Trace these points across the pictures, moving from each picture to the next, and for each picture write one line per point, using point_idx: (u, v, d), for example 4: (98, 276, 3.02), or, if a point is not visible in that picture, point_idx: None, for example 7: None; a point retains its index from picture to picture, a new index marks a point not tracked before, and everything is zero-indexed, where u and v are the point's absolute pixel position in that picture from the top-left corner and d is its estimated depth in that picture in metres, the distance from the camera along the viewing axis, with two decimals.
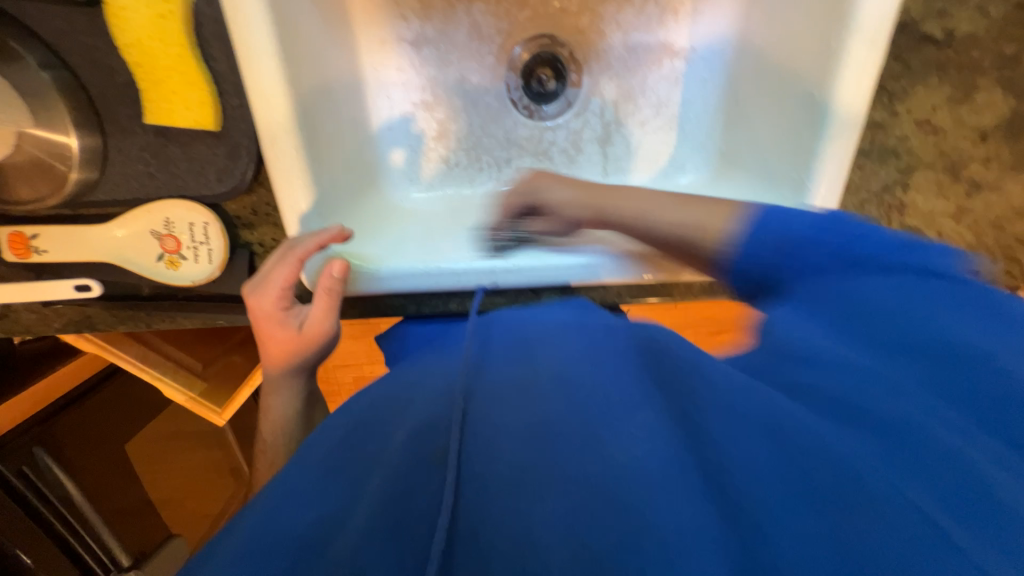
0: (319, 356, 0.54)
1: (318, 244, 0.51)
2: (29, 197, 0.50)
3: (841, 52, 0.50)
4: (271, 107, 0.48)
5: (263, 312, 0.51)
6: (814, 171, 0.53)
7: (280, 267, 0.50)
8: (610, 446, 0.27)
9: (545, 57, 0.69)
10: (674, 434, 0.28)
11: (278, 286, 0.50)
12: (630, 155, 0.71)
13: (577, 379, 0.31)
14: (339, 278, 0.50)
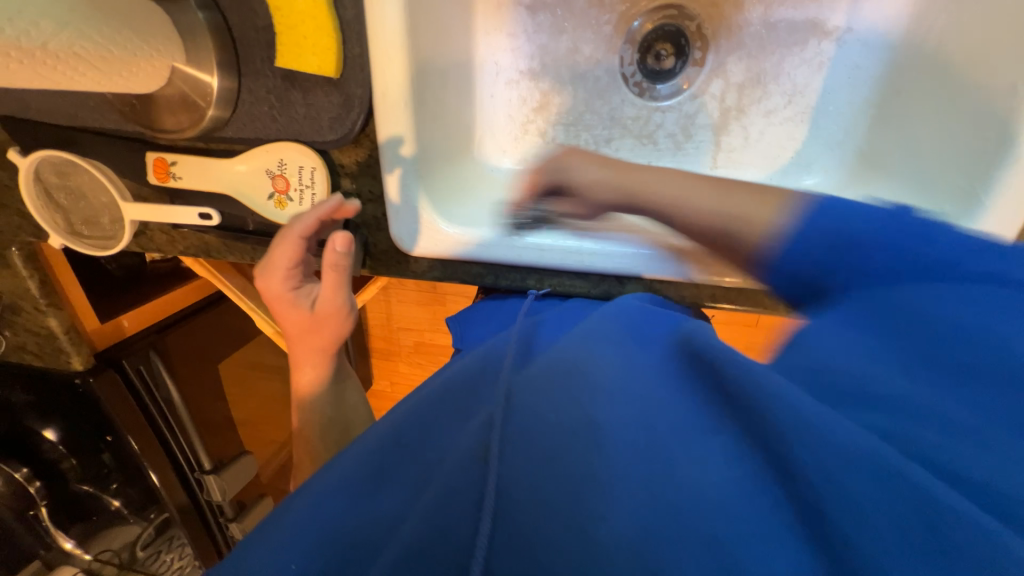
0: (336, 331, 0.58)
1: (318, 217, 0.53)
2: (172, 127, 0.55)
3: None
4: (388, 57, 0.49)
5: (275, 294, 0.56)
6: (993, 186, 0.45)
7: (282, 249, 0.54)
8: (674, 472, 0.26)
9: (667, 32, 0.63)
10: (721, 454, 0.26)
11: (284, 267, 0.54)
12: (747, 147, 0.63)
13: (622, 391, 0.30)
14: (341, 252, 0.52)
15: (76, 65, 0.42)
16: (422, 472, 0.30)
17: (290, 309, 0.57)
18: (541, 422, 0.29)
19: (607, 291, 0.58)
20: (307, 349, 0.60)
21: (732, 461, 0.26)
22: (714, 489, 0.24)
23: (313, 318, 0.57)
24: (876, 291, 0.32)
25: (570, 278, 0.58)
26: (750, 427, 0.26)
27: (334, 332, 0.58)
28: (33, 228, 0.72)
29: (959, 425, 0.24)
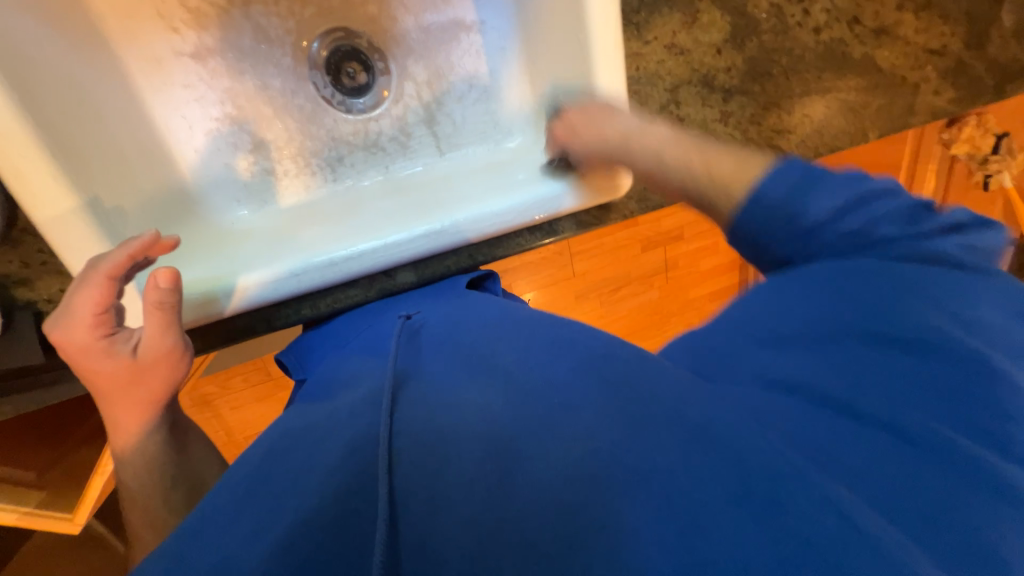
0: (173, 377, 0.52)
1: (127, 254, 0.48)
2: None
3: (585, 26, 0.56)
4: (9, 135, 0.46)
5: (77, 345, 0.48)
6: None
7: (84, 291, 0.47)
8: (613, 491, 0.30)
9: (346, 52, 0.69)
10: (723, 463, 0.31)
11: (89, 312, 0.48)
12: (459, 130, 0.73)
13: (668, 420, 0.34)
14: (167, 288, 0.48)
15: None
16: (319, 491, 0.30)
17: (101, 361, 0.49)
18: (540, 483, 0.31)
19: (381, 288, 0.63)
20: (128, 406, 0.50)
21: (725, 469, 0.31)
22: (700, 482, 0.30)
23: (135, 367, 0.49)
24: (853, 267, 0.40)
25: (344, 290, 0.61)
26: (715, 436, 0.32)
27: (162, 381, 0.51)
28: None
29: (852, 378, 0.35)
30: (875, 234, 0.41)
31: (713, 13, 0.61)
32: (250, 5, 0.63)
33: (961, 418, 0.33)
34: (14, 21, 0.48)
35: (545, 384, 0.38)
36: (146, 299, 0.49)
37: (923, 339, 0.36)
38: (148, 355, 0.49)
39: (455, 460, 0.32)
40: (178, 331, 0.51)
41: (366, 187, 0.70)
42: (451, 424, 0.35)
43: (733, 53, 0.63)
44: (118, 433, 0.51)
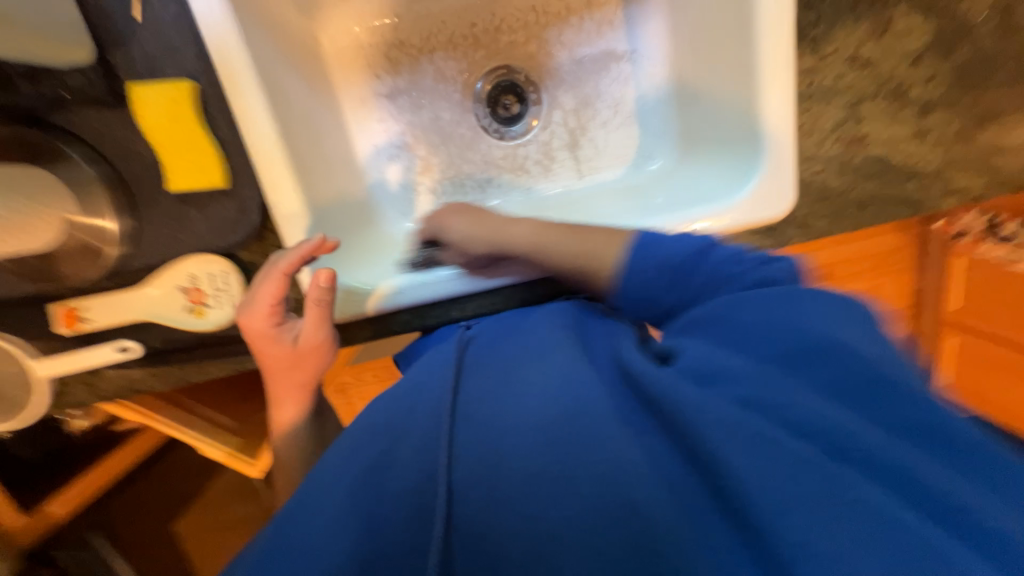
0: (317, 365, 0.60)
1: (300, 255, 0.55)
2: (72, 274, 0.57)
3: (754, 28, 0.54)
4: (270, 158, 0.55)
5: (258, 330, 0.57)
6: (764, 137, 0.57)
7: (268, 285, 0.56)
8: (654, 483, 0.31)
9: (505, 86, 0.76)
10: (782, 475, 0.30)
11: (268, 303, 0.56)
12: (600, 155, 0.75)
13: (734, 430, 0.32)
14: (326, 288, 0.56)
15: None
16: (407, 489, 0.34)
17: (272, 345, 0.57)
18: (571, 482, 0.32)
19: (521, 299, 0.65)
20: (286, 385, 0.60)
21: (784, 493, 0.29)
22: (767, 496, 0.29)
23: (296, 351, 0.58)
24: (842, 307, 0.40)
25: (487, 298, 0.65)
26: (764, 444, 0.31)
27: (313, 367, 0.60)
28: None
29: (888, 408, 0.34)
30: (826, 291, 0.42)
31: (911, 19, 0.54)
32: (435, 52, 0.74)
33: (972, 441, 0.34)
34: (282, 70, 0.59)
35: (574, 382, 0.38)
36: (309, 295, 0.57)
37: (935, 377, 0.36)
38: (307, 343, 0.58)
39: (506, 451, 0.35)
40: (328, 326, 0.58)
41: (512, 206, 0.76)
42: (499, 425, 0.36)
43: (934, 62, 0.55)
44: (278, 406, 0.62)
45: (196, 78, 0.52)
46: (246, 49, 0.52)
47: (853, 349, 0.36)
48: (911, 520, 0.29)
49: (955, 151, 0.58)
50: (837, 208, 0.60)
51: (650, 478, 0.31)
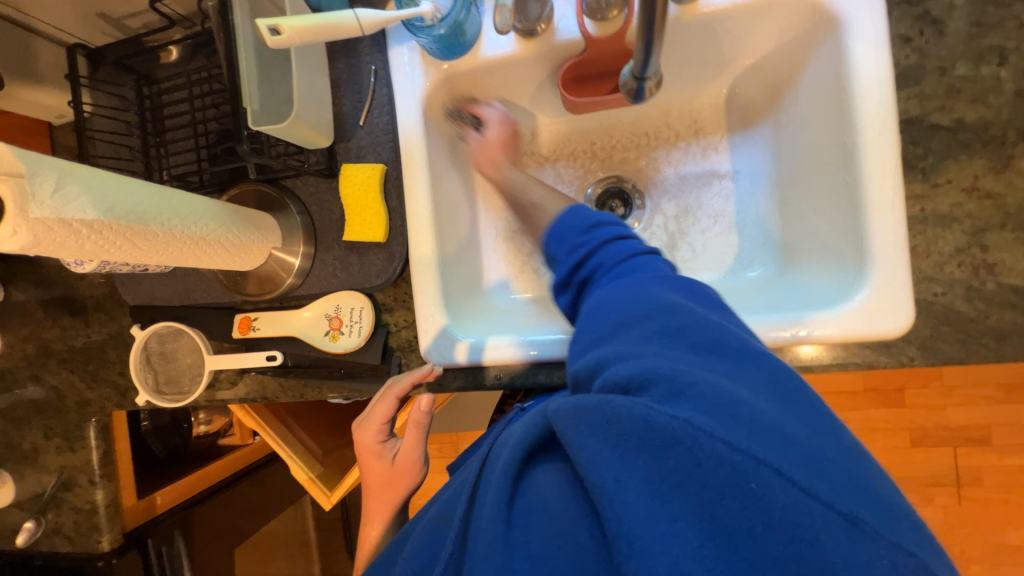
0: (411, 484, 0.70)
1: (412, 381, 0.66)
2: (258, 292, 0.75)
3: (858, 147, 0.58)
4: (421, 222, 0.69)
5: (367, 445, 0.70)
6: (871, 249, 0.57)
7: (381, 405, 0.68)
8: (550, 506, 0.39)
9: (614, 191, 0.84)
10: (647, 470, 0.34)
11: (379, 421, 0.69)
12: (698, 257, 0.79)
13: (602, 429, 0.36)
14: (426, 413, 0.65)
15: (220, 249, 0.61)
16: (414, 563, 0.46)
17: (375, 459, 0.70)
18: (539, 504, 0.39)
19: None
20: (380, 502, 0.70)
21: (664, 486, 0.33)
22: (652, 505, 0.33)
23: (392, 471, 0.69)
24: (626, 275, 0.49)
25: None
26: (642, 432, 0.34)
27: (403, 487, 0.70)
28: (118, 395, 0.87)
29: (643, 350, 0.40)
30: (616, 267, 0.50)
31: None
32: (557, 161, 0.87)
33: (741, 356, 0.39)
34: (443, 163, 0.75)
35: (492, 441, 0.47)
36: (413, 418, 0.67)
37: (721, 327, 0.41)
38: (401, 464, 0.69)
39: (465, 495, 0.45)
40: (422, 448, 0.70)
41: None
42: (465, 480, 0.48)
43: None
44: (368, 526, 0.70)
45: (387, 164, 0.71)
46: (424, 147, 0.70)
47: (676, 324, 0.42)
48: (791, 505, 0.31)
49: None
50: (966, 336, 0.56)
51: (566, 520, 0.38)
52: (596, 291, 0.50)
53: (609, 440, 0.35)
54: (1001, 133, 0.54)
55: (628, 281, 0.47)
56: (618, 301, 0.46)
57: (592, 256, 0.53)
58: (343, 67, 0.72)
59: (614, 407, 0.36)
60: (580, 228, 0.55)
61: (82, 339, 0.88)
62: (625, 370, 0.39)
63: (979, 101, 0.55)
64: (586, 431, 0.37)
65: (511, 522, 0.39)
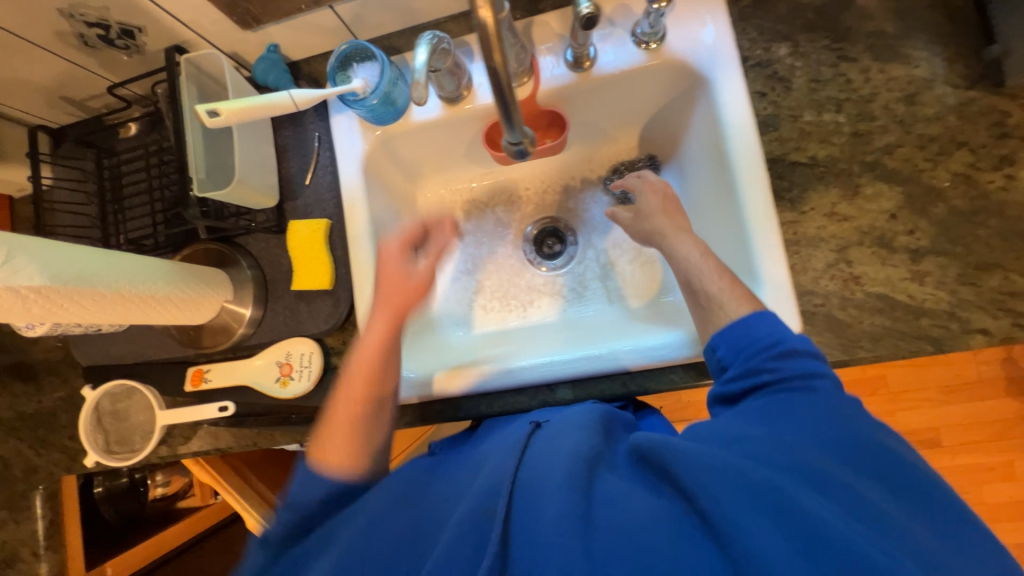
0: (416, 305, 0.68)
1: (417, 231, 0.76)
2: (212, 344, 0.78)
3: (736, 185, 0.67)
4: (365, 269, 0.75)
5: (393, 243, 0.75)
6: (758, 271, 0.65)
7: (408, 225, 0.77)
8: (653, 540, 0.41)
9: (549, 229, 0.93)
10: (796, 542, 0.37)
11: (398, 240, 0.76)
12: (626, 286, 0.87)
13: (749, 490, 0.40)
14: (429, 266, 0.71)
15: (170, 305, 0.65)
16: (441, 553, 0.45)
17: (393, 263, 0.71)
18: (624, 517, 0.42)
19: (544, 400, 0.73)
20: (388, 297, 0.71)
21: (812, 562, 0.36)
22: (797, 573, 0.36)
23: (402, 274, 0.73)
24: (813, 390, 0.47)
25: (514, 395, 0.73)
26: (777, 495, 0.40)
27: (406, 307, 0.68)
28: (67, 459, 0.87)
29: (812, 448, 0.44)
30: (811, 375, 0.48)
31: (877, 185, 0.64)
32: (497, 207, 0.95)
33: (894, 481, 0.43)
34: (386, 215, 0.82)
35: (558, 444, 0.50)
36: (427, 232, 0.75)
37: (884, 447, 0.44)
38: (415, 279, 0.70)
39: (524, 487, 0.47)
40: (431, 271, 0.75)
41: (549, 325, 0.87)
42: (527, 473, 0.48)
43: (911, 217, 0.63)
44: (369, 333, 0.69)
45: (332, 218, 0.78)
46: (366, 201, 0.77)
47: (855, 444, 0.44)
48: None
49: (963, 294, 0.61)
50: (847, 339, 0.63)
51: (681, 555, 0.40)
52: (780, 398, 0.47)
53: (757, 503, 0.39)
54: (847, 167, 0.65)
55: (803, 407, 0.46)
56: (803, 412, 0.46)
57: (796, 364, 0.49)
58: (291, 135, 0.80)
59: (772, 482, 0.40)
60: (767, 351, 0.50)
61: (33, 405, 0.88)
62: (791, 456, 0.43)
63: (826, 142, 0.65)
64: (742, 478, 0.41)
65: (601, 537, 0.41)
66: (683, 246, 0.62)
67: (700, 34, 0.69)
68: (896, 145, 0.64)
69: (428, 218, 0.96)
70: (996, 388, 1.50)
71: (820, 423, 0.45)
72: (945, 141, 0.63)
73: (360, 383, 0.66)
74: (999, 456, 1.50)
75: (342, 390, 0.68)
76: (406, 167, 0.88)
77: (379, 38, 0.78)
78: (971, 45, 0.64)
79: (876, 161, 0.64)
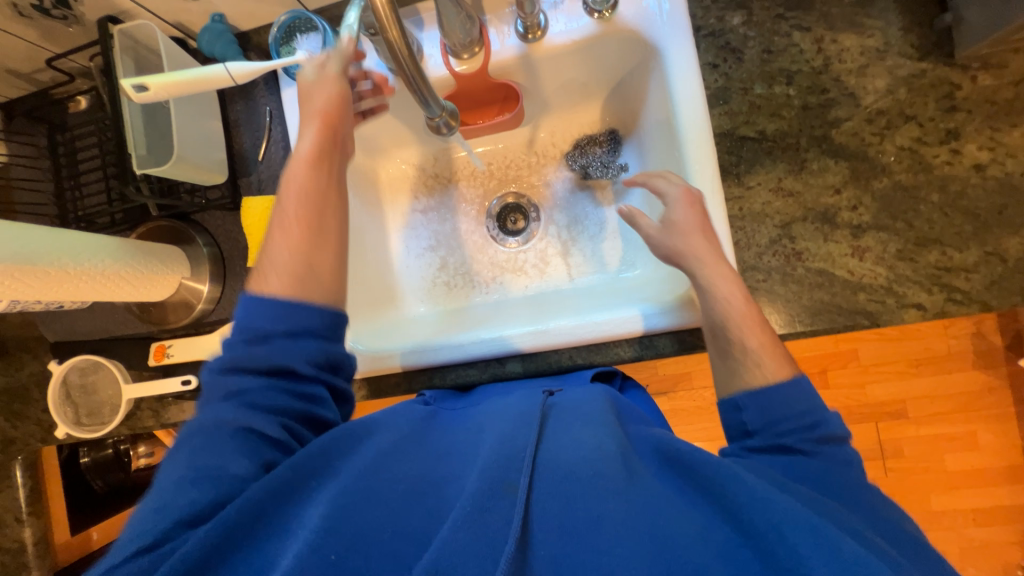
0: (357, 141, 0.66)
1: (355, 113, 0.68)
2: (173, 320, 0.79)
3: (683, 159, 0.66)
4: None
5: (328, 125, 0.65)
6: None
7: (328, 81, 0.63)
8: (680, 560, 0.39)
9: (512, 205, 0.92)
10: None
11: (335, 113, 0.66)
12: (586, 261, 0.88)
13: (809, 528, 0.39)
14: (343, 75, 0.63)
15: (121, 282, 0.66)
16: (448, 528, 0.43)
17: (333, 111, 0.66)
18: (650, 516, 0.42)
19: (496, 373, 0.75)
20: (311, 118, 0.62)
21: None
22: None
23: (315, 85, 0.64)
24: (845, 464, 0.48)
25: (467, 369, 0.75)
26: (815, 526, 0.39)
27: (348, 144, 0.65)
28: (42, 431, 0.89)
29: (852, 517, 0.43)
30: (843, 442, 0.49)
31: (824, 160, 0.64)
32: (460, 183, 0.94)
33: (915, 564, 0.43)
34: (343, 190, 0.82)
35: (588, 440, 0.48)
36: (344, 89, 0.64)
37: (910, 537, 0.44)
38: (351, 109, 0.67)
39: (548, 469, 0.45)
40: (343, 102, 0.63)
41: (510, 300, 0.88)
42: (556, 456, 0.46)
43: (856, 192, 0.63)
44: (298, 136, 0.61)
45: None
46: None
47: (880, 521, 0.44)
48: None
49: (901, 269, 0.62)
50: (787, 314, 0.64)
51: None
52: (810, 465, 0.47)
53: (811, 542, 0.38)
54: (795, 141, 0.64)
55: (834, 478, 0.47)
56: (833, 483, 0.46)
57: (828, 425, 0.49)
58: (242, 109, 0.79)
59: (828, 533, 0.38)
60: (804, 430, 0.49)
61: (5, 379, 0.90)
62: (834, 517, 0.42)
63: (775, 115, 0.65)
64: (799, 516, 0.39)
65: (630, 548, 0.40)
66: (723, 281, 0.57)
67: (651, 2, 0.67)
68: (845, 119, 0.63)
69: (391, 195, 0.95)
70: (963, 361, 1.53)
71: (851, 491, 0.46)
72: (893, 114, 0.62)
73: (296, 200, 0.59)
74: (963, 426, 1.55)
75: (275, 215, 0.60)
76: (365, 142, 0.87)
77: (328, 7, 0.76)
78: (926, 13, 0.62)
79: (824, 135, 0.64)
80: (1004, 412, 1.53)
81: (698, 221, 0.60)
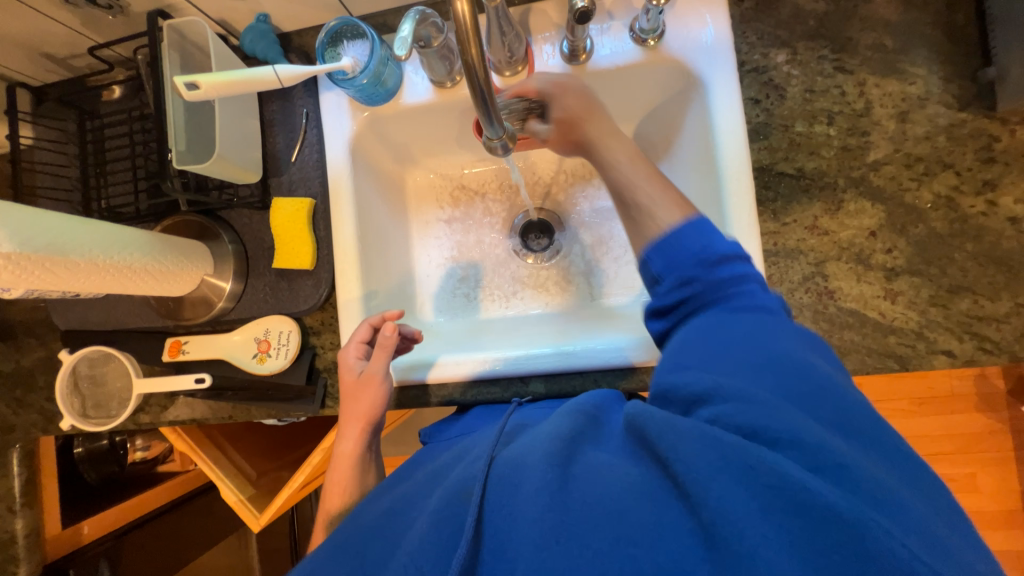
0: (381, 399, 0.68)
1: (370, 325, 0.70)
2: (190, 316, 0.78)
3: (722, 192, 0.66)
4: (346, 251, 0.75)
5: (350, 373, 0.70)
6: None
7: (359, 328, 0.71)
8: (619, 519, 0.39)
9: (536, 222, 0.92)
10: (777, 510, 0.35)
11: (356, 341, 0.70)
12: (609, 283, 0.87)
13: (730, 461, 0.37)
14: (390, 333, 0.67)
15: (147, 277, 0.65)
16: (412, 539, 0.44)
17: (353, 394, 0.69)
18: (601, 494, 0.40)
19: (517, 392, 0.74)
20: (350, 429, 0.69)
21: (789, 527, 0.35)
22: (780, 541, 0.34)
23: (359, 382, 0.69)
24: (753, 322, 0.47)
25: (488, 386, 0.75)
26: (735, 449, 0.38)
27: (371, 398, 0.68)
28: (44, 420, 0.87)
29: (769, 397, 0.41)
30: (763, 310, 0.49)
31: (861, 202, 0.64)
32: (486, 196, 0.94)
33: (847, 420, 0.41)
34: (371, 195, 0.81)
35: (525, 441, 0.48)
36: (381, 342, 0.68)
37: (833, 384, 0.43)
38: (366, 376, 0.68)
39: (493, 469, 0.46)
40: (385, 363, 0.68)
41: (531, 317, 0.87)
42: (503, 458, 0.47)
43: (891, 235, 0.63)
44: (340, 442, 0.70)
45: (316, 198, 0.77)
46: (352, 181, 0.76)
47: (802, 379, 0.43)
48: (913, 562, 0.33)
49: (932, 315, 0.62)
50: None
51: (647, 533, 0.38)
52: (711, 317, 0.48)
53: (740, 478, 0.37)
54: (832, 181, 0.65)
55: (737, 324, 0.47)
56: (737, 332, 0.46)
57: (729, 296, 0.49)
58: (278, 109, 0.78)
59: (750, 450, 0.37)
60: (698, 262, 0.51)
61: (11, 364, 0.88)
62: (741, 403, 0.41)
63: (815, 154, 0.65)
64: (716, 439, 0.38)
65: (572, 514, 0.40)
66: (663, 207, 0.56)
67: (698, 33, 0.68)
68: (883, 162, 0.64)
69: (416, 204, 0.95)
70: (965, 403, 1.54)
71: (768, 353, 0.45)
72: (932, 161, 0.63)
73: (342, 462, 0.69)
74: (962, 468, 1.55)
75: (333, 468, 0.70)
76: (396, 149, 0.87)
77: (373, 15, 0.76)
78: (969, 66, 0.63)
79: (862, 177, 0.64)
80: (1002, 457, 1.53)
81: (584, 104, 0.65)
